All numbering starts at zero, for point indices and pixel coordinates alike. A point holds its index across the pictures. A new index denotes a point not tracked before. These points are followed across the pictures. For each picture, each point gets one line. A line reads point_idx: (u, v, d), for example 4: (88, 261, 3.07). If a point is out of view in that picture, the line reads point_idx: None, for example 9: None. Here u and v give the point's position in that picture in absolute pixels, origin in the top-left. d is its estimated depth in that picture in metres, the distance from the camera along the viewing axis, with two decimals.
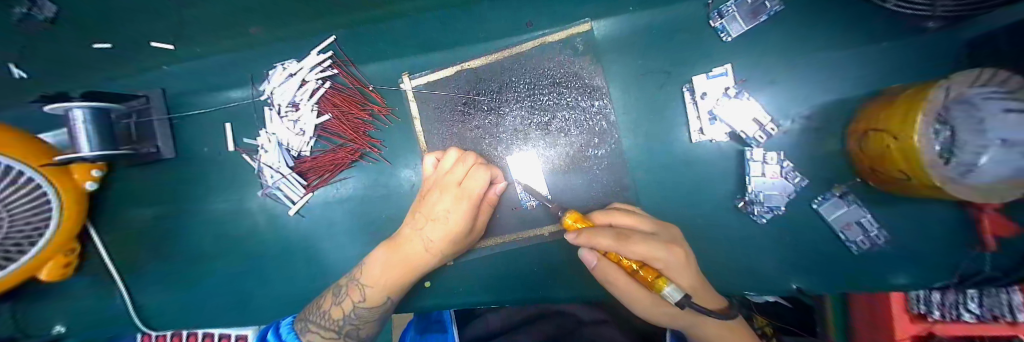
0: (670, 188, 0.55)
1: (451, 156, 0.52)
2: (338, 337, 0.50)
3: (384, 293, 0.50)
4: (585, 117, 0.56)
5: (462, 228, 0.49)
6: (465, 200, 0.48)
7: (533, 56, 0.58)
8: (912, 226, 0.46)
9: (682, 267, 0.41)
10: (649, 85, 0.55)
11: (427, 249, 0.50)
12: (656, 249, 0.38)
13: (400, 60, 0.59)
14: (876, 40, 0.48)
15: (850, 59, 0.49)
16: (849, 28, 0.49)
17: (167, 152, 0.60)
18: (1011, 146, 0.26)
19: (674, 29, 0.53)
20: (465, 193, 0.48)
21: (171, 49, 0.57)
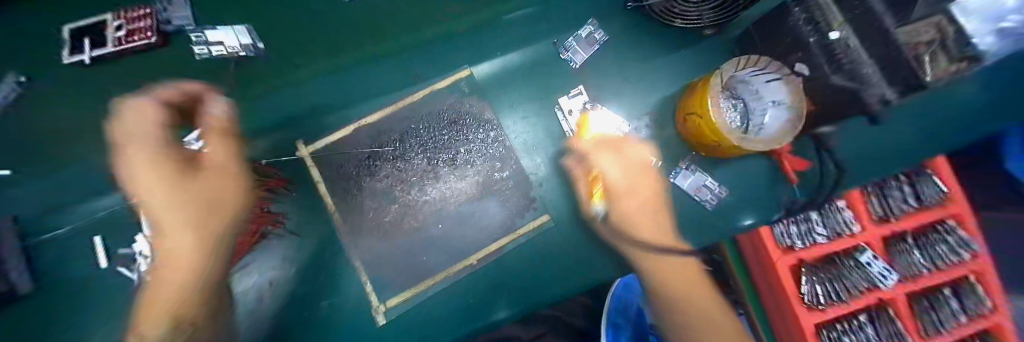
0: (565, 192, 0.62)
1: (123, 112, 0.36)
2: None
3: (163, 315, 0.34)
4: (484, 146, 0.63)
5: (153, 170, 0.33)
6: (127, 147, 0.33)
7: (426, 103, 0.64)
8: (741, 180, 0.59)
9: (648, 189, 0.48)
10: (528, 110, 0.65)
11: (168, 230, 0.34)
12: (621, 175, 0.47)
13: (295, 130, 0.61)
14: (681, 48, 0.65)
15: (668, 64, 0.65)
16: (654, 45, 0.65)
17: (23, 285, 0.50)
18: (777, 105, 0.48)
19: (534, 65, 0.65)
20: (137, 135, 0.33)
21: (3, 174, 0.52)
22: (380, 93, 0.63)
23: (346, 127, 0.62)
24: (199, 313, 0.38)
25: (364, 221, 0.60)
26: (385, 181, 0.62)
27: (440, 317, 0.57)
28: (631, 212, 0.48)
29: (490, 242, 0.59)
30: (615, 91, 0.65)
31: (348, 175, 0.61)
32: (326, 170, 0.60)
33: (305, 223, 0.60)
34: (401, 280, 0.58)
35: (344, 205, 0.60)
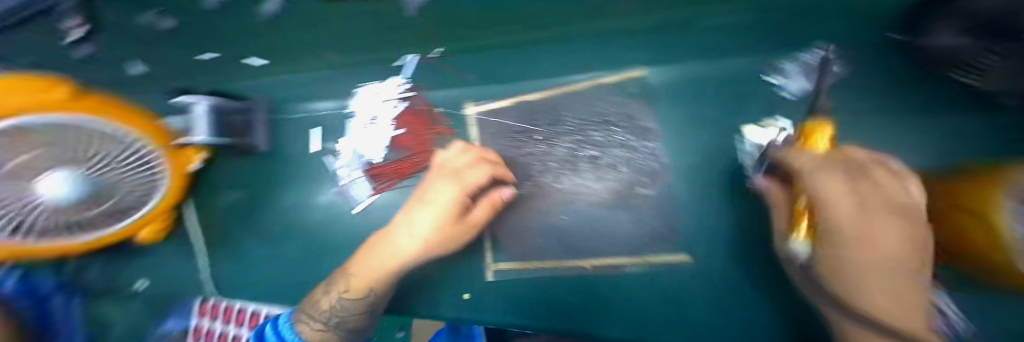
0: (725, 233, 0.52)
1: (457, 153, 0.62)
2: (326, 330, 0.52)
3: (369, 284, 0.53)
4: (634, 156, 0.59)
5: (454, 213, 0.57)
6: (453, 185, 0.58)
7: (587, 95, 0.62)
8: None
9: (885, 215, 0.37)
10: (699, 132, 0.58)
11: (414, 239, 0.55)
12: (841, 193, 0.40)
13: (467, 89, 0.66)
14: (972, 110, 0.46)
15: (935, 128, 0.48)
16: (908, 101, 0.50)
17: (261, 146, 0.71)
18: None
19: (719, 86, 0.58)
20: (464, 182, 0.57)
21: (261, 64, 0.68)
22: (546, 74, 0.63)
23: (508, 99, 0.65)
24: (381, 298, 0.54)
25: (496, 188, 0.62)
26: (527, 159, 0.63)
27: (543, 301, 0.54)
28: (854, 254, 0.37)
29: (615, 256, 0.55)
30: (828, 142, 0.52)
31: (496, 143, 0.65)
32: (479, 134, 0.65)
33: None
34: (515, 250, 0.60)
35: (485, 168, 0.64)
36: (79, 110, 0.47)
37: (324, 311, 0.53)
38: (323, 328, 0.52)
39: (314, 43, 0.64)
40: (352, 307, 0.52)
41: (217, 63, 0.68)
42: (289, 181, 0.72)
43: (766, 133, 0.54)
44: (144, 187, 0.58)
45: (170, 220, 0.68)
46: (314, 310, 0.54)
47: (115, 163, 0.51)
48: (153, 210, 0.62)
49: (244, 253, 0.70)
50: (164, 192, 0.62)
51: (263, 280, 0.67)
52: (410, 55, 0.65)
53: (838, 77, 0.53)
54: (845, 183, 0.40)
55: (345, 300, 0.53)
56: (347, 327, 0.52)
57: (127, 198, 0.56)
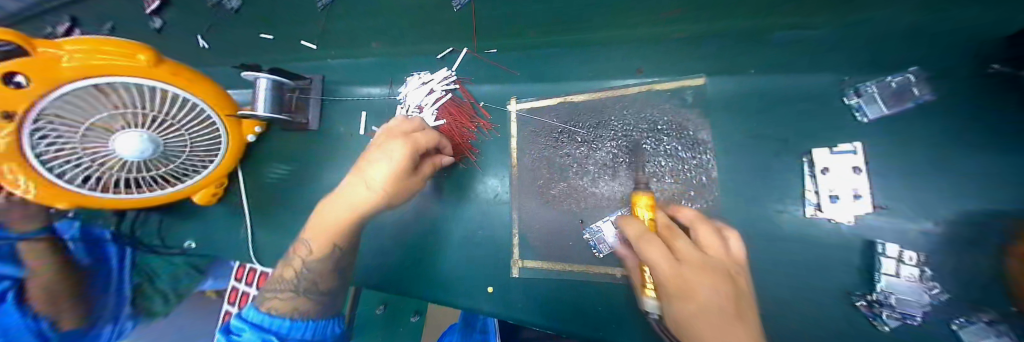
0: (771, 259, 0.51)
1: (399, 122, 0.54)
2: (295, 295, 0.48)
3: (332, 242, 0.51)
4: (681, 167, 0.56)
5: (403, 171, 0.49)
6: (401, 142, 0.49)
7: (637, 100, 0.60)
8: None
9: (720, 290, 0.37)
10: (761, 148, 0.54)
11: (370, 190, 0.49)
12: (658, 256, 0.39)
13: (511, 86, 0.67)
14: None
15: None
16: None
17: (313, 125, 0.74)
18: None
19: (791, 100, 0.53)
20: (414, 141, 0.50)
21: (313, 49, 0.72)
22: (596, 76, 0.63)
23: (554, 97, 0.65)
24: (343, 252, 0.53)
25: (533, 186, 0.64)
26: (566, 160, 0.63)
27: (563, 302, 0.60)
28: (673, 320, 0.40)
29: None
30: (908, 172, 0.47)
31: (537, 141, 0.65)
32: (521, 130, 0.66)
33: (491, 165, 0.67)
34: (545, 250, 0.62)
35: (523, 165, 0.65)
36: (152, 77, 0.50)
37: (289, 280, 0.50)
38: (291, 294, 0.49)
39: (371, 31, 0.66)
40: (317, 266, 0.51)
41: (279, 43, 0.72)
42: (332, 159, 0.75)
43: (838, 156, 0.48)
44: (204, 149, 0.63)
45: (221, 186, 0.74)
46: (279, 283, 0.50)
47: (179, 128, 0.56)
48: (213, 173, 0.68)
49: (291, 223, 0.76)
50: (221, 160, 0.68)
51: None
52: (451, 49, 0.66)
53: (943, 99, 0.46)
54: (668, 249, 0.41)
55: (310, 261, 0.51)
56: (319, 289, 0.51)
57: (187, 161, 0.61)
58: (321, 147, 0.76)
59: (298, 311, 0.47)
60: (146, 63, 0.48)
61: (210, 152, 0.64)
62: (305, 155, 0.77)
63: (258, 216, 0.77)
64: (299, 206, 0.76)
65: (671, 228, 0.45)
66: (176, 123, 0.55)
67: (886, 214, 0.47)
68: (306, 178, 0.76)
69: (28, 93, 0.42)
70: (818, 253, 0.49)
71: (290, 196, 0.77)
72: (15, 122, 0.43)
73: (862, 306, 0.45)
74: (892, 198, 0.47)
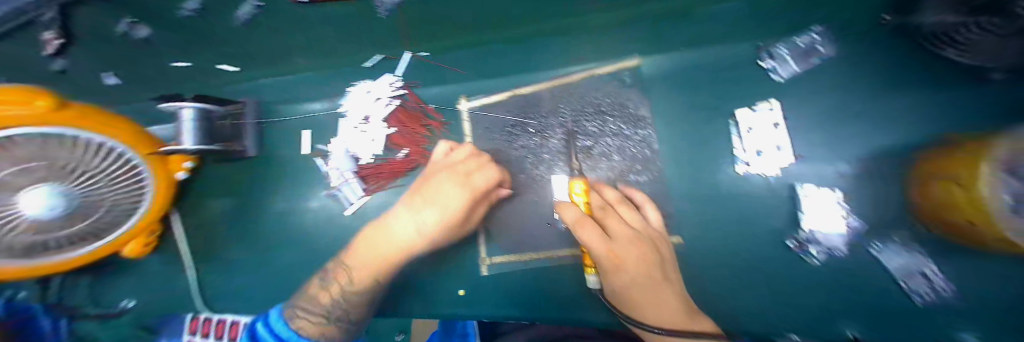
0: (716, 217, 0.54)
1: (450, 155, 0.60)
2: (327, 322, 0.55)
3: (373, 276, 0.56)
4: (628, 144, 0.58)
5: (457, 216, 0.55)
6: (461, 189, 0.54)
7: (580, 86, 0.62)
8: (964, 281, 0.44)
9: (647, 258, 0.45)
10: (697, 117, 0.57)
11: (422, 233, 0.55)
12: (593, 240, 0.44)
13: (457, 85, 0.66)
14: (960, 86, 0.46)
15: (916, 106, 0.48)
16: (905, 79, 0.49)
17: (251, 151, 0.69)
18: None
19: (717, 68, 0.56)
20: (472, 188, 0.54)
21: (236, 70, 0.67)
22: (538, 66, 0.63)
23: (502, 93, 0.65)
24: (377, 290, 0.58)
25: None
26: (521, 153, 0.63)
27: (536, 293, 0.60)
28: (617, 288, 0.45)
29: None
30: (817, 122, 0.52)
31: (490, 138, 0.65)
32: (472, 129, 0.65)
33: None
34: (511, 244, 0.62)
35: None
36: (56, 123, 0.42)
37: (324, 305, 0.56)
38: (323, 320, 0.55)
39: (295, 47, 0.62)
40: (355, 298, 0.56)
41: (196, 68, 0.66)
42: (281, 185, 0.71)
43: (761, 114, 0.52)
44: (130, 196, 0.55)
45: (154, 233, 0.67)
46: (314, 306, 0.56)
47: (94, 175, 0.47)
48: (140, 221, 0.60)
49: (244, 258, 0.71)
50: (148, 205, 0.60)
51: (268, 281, 0.69)
52: (379, 56, 0.62)
53: (840, 53, 0.51)
54: (602, 229, 0.46)
55: (348, 292, 0.56)
56: (349, 318, 0.56)
57: (110, 212, 0.53)
58: (266, 174, 0.71)
59: (324, 336, 0.53)
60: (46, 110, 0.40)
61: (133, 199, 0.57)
62: (250, 184, 0.72)
63: (204, 258, 0.71)
64: (250, 239, 0.71)
65: (604, 208, 0.50)
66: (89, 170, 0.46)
67: (805, 160, 0.52)
68: (255, 208, 0.71)
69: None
70: (754, 207, 0.53)
71: (239, 231, 0.71)
72: None
73: (795, 246, 0.50)
74: (811, 147, 0.52)
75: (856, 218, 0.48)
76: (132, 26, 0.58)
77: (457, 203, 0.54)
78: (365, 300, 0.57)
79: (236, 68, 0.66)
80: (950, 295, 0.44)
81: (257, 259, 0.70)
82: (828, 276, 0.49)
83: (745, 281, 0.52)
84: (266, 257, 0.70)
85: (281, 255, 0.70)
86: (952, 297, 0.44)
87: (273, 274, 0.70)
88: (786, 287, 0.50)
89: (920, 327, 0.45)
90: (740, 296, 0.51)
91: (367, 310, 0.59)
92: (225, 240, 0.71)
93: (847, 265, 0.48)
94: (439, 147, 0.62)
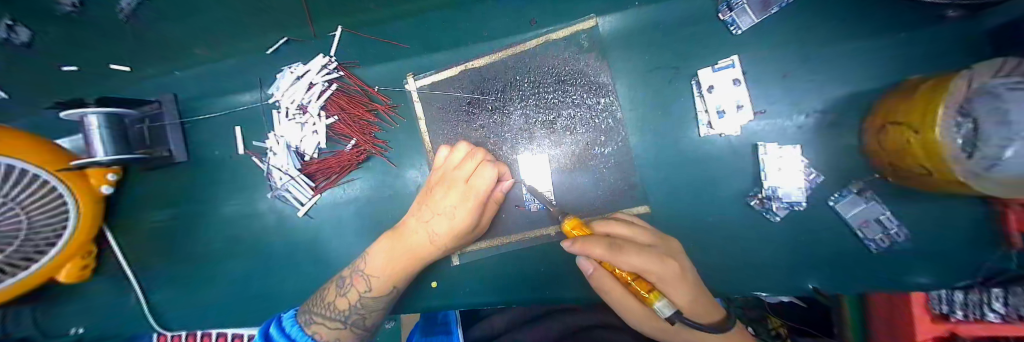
0: (679, 182, 0.53)
1: (445, 163, 0.52)
2: (345, 328, 0.48)
3: (394, 282, 0.49)
4: (590, 115, 0.55)
5: (467, 225, 0.48)
6: (470, 200, 0.47)
7: (537, 55, 0.57)
8: (905, 222, 0.45)
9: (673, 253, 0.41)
10: (657, 80, 0.54)
11: (438, 240, 0.49)
12: (650, 263, 0.34)
13: (401, 64, 0.59)
14: (910, 25, 0.45)
15: (869, 51, 0.47)
16: (857, 23, 0.47)
17: (180, 156, 0.62)
18: None
19: (676, 23, 0.52)
20: (477, 193, 0.47)
21: (128, 70, 0.58)
22: (486, 36, 0.57)
23: (453, 67, 0.59)
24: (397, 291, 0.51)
25: None
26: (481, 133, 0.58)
27: (509, 276, 0.58)
28: (690, 301, 0.36)
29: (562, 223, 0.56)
30: (777, 75, 0.50)
31: (447, 120, 0.60)
32: (424, 111, 0.60)
33: (404, 155, 0.61)
34: None
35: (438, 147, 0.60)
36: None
37: (342, 310, 0.48)
38: (341, 324, 0.48)
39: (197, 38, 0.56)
40: (372, 303, 0.49)
41: (92, 72, 0.58)
42: (225, 188, 0.65)
43: (721, 71, 0.49)
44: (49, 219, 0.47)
45: (88, 255, 0.59)
46: (327, 307, 0.48)
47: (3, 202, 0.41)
48: (67, 246, 0.52)
49: (197, 270, 0.66)
50: (74, 227, 0.52)
51: (230, 291, 0.65)
52: (283, 40, 0.57)
53: None
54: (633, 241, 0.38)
55: (368, 297, 0.48)
56: (364, 324, 0.50)
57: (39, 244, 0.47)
58: (209, 179, 0.65)
59: None
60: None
61: (54, 223, 0.49)
62: (190, 192, 0.66)
63: (151, 275, 0.66)
64: (201, 250, 0.66)
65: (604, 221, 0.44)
66: (16, 205, 0.43)
67: (765, 117, 0.50)
68: (200, 217, 0.66)
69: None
70: (718, 168, 0.52)
71: (186, 243, 0.66)
72: None
73: (756, 205, 0.50)
74: (769, 103, 0.50)
75: (815, 171, 0.47)
76: (13, 30, 0.52)
77: (464, 213, 0.48)
78: (377, 305, 0.49)
79: (126, 68, 0.58)
80: (899, 236, 0.45)
81: (212, 270, 0.66)
82: (785, 229, 0.50)
83: (711, 242, 0.52)
84: (223, 267, 0.66)
85: (238, 264, 0.65)
86: (899, 238, 0.45)
87: (233, 284, 0.66)
88: (750, 243, 0.51)
89: (866, 268, 0.47)
90: (706, 257, 0.51)
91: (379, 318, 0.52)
92: (171, 255, 0.66)
93: (800, 219, 0.49)
94: (441, 152, 0.54)
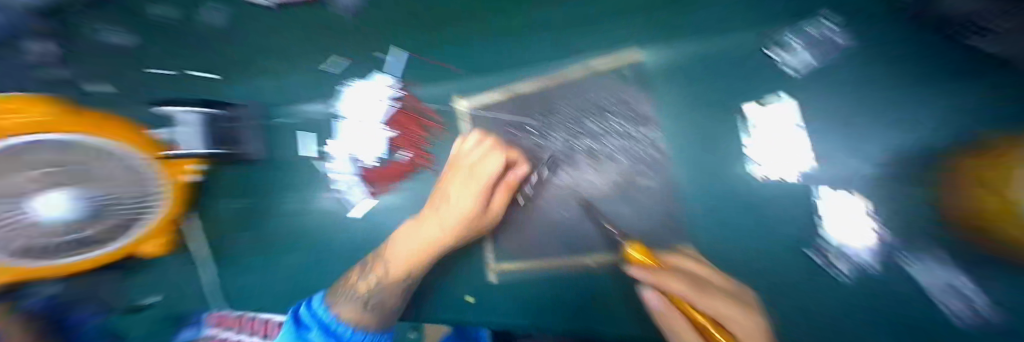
0: (725, 220, 0.51)
1: (463, 153, 0.61)
2: (364, 309, 0.57)
3: (411, 264, 0.58)
4: (633, 145, 0.56)
5: (473, 209, 0.57)
6: (478, 184, 0.57)
7: (582, 84, 0.58)
8: (992, 288, 0.41)
9: (739, 305, 0.46)
10: (705, 116, 0.53)
11: (448, 222, 0.57)
12: (725, 308, 0.44)
13: (451, 85, 0.63)
14: (976, 76, 0.44)
15: (931, 101, 0.46)
16: (919, 72, 0.46)
17: (257, 153, 0.66)
18: None
19: (727, 62, 0.53)
20: (481, 176, 0.57)
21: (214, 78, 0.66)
22: (533, 62, 0.60)
23: (499, 89, 0.62)
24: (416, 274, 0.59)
25: None
26: (520, 155, 0.60)
27: (543, 301, 0.57)
28: None
29: (604, 251, 0.55)
30: (830, 120, 0.49)
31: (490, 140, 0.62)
32: (471, 130, 0.62)
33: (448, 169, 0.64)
34: (513, 250, 0.60)
35: None
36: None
37: (365, 290, 0.58)
38: (357, 308, 0.58)
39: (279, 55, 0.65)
40: (390, 287, 0.58)
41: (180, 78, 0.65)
42: (274, 186, 0.68)
43: (771, 115, 0.50)
44: None
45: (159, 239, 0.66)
46: (351, 290, 0.59)
47: None
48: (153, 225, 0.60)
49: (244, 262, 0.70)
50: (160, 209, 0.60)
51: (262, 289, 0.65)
52: (343, 61, 0.65)
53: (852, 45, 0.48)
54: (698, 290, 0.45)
55: (388, 277, 0.58)
56: (385, 305, 0.58)
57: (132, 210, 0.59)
58: (251, 179, 0.67)
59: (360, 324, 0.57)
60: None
61: None
62: (247, 189, 0.71)
63: None
64: None
65: (671, 253, 0.51)
66: None
67: (821, 162, 0.48)
68: None
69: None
70: (770, 211, 0.50)
71: None
72: None
73: (816, 257, 0.48)
74: (820, 148, 0.49)
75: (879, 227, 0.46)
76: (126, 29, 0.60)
77: (472, 198, 0.57)
78: (397, 282, 0.58)
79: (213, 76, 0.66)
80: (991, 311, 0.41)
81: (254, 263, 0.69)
82: (848, 285, 0.46)
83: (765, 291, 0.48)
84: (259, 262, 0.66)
85: (283, 258, 0.69)
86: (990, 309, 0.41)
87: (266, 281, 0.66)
88: (808, 298, 0.47)
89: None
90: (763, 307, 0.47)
91: (398, 303, 0.58)
92: None
93: (865, 275, 0.45)
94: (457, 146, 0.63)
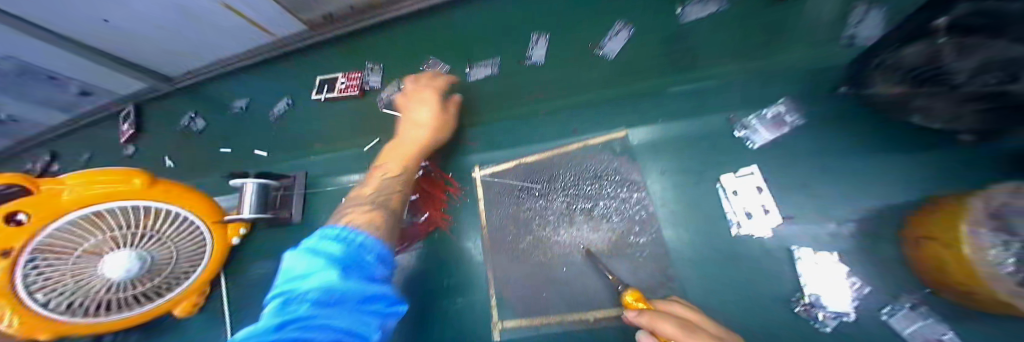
0: (717, 278, 0.55)
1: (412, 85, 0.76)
2: (372, 208, 0.55)
3: (405, 161, 0.64)
4: (624, 206, 0.63)
5: (437, 102, 0.69)
6: (430, 89, 0.72)
7: (578, 155, 0.70)
8: None
9: None
10: (686, 181, 0.62)
11: (419, 123, 0.68)
12: None
13: (471, 158, 0.77)
14: (923, 148, 0.50)
15: (892, 168, 0.51)
16: (870, 144, 0.53)
17: (296, 216, 0.80)
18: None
19: (699, 137, 0.63)
20: (435, 84, 0.72)
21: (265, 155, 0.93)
22: (537, 139, 0.74)
23: (511, 160, 0.74)
24: (410, 170, 0.65)
25: (504, 243, 0.69)
26: (527, 216, 0.69)
27: None
28: None
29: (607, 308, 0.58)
30: (802, 184, 0.55)
31: (501, 202, 0.71)
32: (486, 194, 0.73)
33: (463, 228, 0.73)
34: (520, 307, 0.64)
35: (494, 225, 0.71)
36: (135, 196, 0.58)
37: (369, 196, 0.59)
38: (368, 208, 0.55)
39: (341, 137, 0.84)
40: (393, 183, 0.61)
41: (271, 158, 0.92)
42: None
43: (743, 179, 0.58)
44: (189, 257, 0.67)
45: (201, 295, 0.75)
46: (358, 203, 0.58)
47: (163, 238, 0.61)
48: (195, 282, 0.70)
49: None
50: (203, 267, 0.71)
51: None
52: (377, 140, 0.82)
53: (805, 123, 0.58)
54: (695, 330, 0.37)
55: (388, 179, 0.62)
56: (388, 204, 0.58)
57: (169, 276, 0.64)
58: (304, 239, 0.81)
59: (370, 220, 0.51)
60: (140, 185, 0.58)
61: (192, 260, 0.68)
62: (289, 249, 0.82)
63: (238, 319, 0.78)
64: None
65: (668, 303, 0.47)
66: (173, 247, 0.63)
67: (797, 222, 0.53)
68: None
69: (30, 227, 0.50)
70: (759, 269, 0.53)
71: None
72: (10, 256, 0.49)
73: (802, 312, 0.48)
74: (799, 210, 0.54)
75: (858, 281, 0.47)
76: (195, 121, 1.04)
77: (432, 94, 0.70)
78: (393, 183, 0.62)
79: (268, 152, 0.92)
80: None
81: None
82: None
83: None
84: None
85: None
86: None
87: None
88: None
89: None
90: None
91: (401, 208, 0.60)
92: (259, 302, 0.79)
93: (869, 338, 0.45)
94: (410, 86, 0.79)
